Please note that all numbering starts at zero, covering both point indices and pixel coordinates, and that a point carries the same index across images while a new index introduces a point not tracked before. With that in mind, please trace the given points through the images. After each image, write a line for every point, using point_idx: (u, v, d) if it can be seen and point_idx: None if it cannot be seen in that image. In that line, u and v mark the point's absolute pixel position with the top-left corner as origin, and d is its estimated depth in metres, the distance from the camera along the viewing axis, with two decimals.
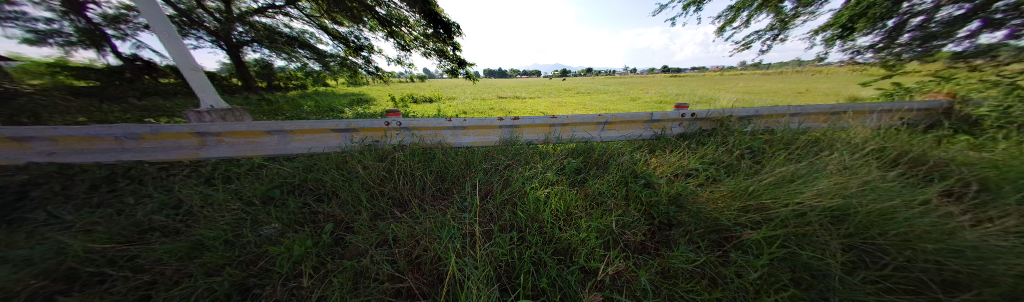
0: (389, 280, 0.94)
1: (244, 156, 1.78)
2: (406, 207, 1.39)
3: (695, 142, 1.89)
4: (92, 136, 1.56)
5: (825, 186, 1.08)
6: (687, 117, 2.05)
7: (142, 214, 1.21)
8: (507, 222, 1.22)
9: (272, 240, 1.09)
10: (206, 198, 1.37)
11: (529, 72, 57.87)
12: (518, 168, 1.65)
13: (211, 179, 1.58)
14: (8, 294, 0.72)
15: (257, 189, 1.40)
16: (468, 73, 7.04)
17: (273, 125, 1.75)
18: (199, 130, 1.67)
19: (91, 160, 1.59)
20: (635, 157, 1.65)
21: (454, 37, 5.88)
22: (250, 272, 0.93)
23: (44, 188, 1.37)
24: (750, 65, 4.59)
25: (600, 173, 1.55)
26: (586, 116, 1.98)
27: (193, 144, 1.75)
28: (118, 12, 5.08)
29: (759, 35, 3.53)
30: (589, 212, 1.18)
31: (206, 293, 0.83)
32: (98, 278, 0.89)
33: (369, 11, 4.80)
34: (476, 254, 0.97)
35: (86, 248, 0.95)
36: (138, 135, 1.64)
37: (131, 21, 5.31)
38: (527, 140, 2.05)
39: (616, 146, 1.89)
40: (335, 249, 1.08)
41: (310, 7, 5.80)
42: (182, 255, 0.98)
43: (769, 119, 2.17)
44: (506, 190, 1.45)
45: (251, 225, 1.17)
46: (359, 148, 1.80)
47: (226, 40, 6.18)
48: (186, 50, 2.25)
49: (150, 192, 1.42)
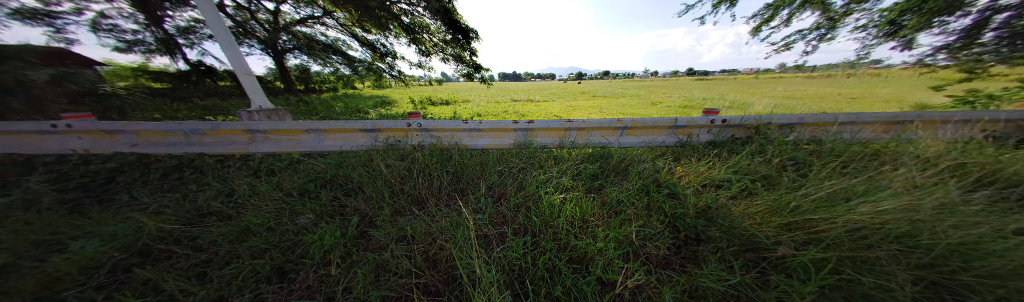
0: (406, 275, 0.97)
1: (284, 152, 1.97)
2: (422, 205, 1.44)
3: (726, 151, 1.75)
4: (167, 130, 1.84)
5: (887, 206, 0.94)
6: (718, 123, 1.89)
7: (202, 200, 1.38)
8: (520, 225, 1.21)
9: (306, 229, 1.19)
10: (252, 188, 1.53)
11: (543, 76, 58.24)
12: (533, 171, 1.64)
13: (257, 171, 1.77)
14: (95, 263, 0.92)
15: (293, 182, 1.54)
16: (484, 77, 7.21)
17: (310, 124, 1.93)
18: (251, 128, 1.89)
19: (165, 151, 1.86)
20: (657, 165, 1.56)
21: (471, 43, 6.08)
22: (287, 258, 1.02)
23: (131, 174, 1.63)
24: (789, 68, 4.17)
25: (618, 180, 1.49)
26: (604, 120, 1.91)
27: (244, 140, 1.97)
28: (189, 24, 5.95)
29: (802, 35, 3.21)
30: (606, 221, 1.13)
31: (252, 274, 0.94)
32: (166, 255, 1.05)
33: (395, 19, 5.16)
34: (490, 257, 0.97)
35: (158, 228, 1.12)
36: (201, 130, 1.89)
37: (198, 32, 6.17)
38: (542, 144, 2.03)
39: (636, 152, 1.81)
40: (357, 241, 1.15)
41: (343, 18, 6.36)
42: (233, 238, 1.11)
43: (814, 128, 1.96)
44: (519, 194, 1.45)
45: (288, 214, 1.28)
46: (383, 147, 1.92)
47: (272, 47, 6.97)
48: (243, 57, 2.58)
49: (207, 181, 1.62)
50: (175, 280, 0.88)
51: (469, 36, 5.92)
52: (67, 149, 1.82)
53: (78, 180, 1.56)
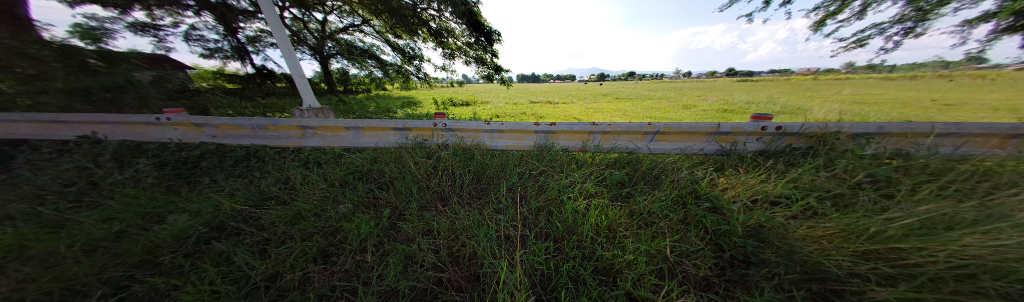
0: (432, 268, 1.01)
1: (328, 147, 2.19)
2: (446, 202, 1.50)
3: (780, 162, 1.54)
4: (240, 125, 2.17)
5: (1018, 240, 0.72)
6: (770, 131, 1.69)
7: (263, 185, 1.60)
8: (542, 229, 1.18)
9: (345, 217, 1.31)
10: (301, 177, 1.73)
11: (562, 78, 57.33)
12: (554, 175, 1.61)
13: (306, 162, 2.00)
14: (185, 235, 1.15)
15: (335, 174, 1.71)
16: (504, 79, 7.31)
17: (351, 122, 2.12)
18: (303, 124, 2.14)
19: (236, 142, 2.19)
20: (694, 175, 1.43)
21: (493, 45, 6.23)
22: (329, 243, 1.13)
23: (212, 161, 1.95)
24: (860, 68, 3.55)
25: (648, 190, 1.40)
26: (633, 124, 1.81)
27: (296, 134, 2.22)
28: (256, 34, 6.97)
29: (879, 29, 2.71)
30: (635, 232, 1.07)
31: (302, 254, 1.06)
32: (235, 231, 1.25)
33: (425, 25, 5.52)
34: (512, 259, 0.97)
35: (233, 208, 1.35)
36: (265, 125, 2.18)
37: (262, 40, 7.21)
38: (564, 147, 1.99)
39: (668, 160, 1.69)
40: (389, 232, 1.23)
41: (379, 25, 6.97)
42: (288, 221, 1.27)
43: (897, 139, 1.64)
44: (540, 197, 1.43)
45: (330, 203, 1.42)
46: (411, 145, 2.04)
47: (319, 53, 7.89)
48: (298, 62, 2.95)
49: (267, 170, 1.87)
50: (244, 255, 1.04)
51: (491, 39, 6.07)
52: (168, 138, 2.23)
53: (174, 164, 1.91)
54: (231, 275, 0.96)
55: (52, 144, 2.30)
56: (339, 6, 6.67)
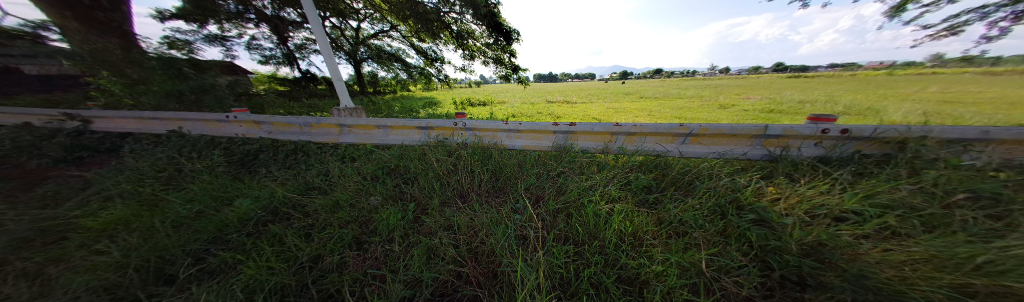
0: (452, 262, 1.04)
1: (361, 143, 2.39)
2: (465, 198, 1.54)
3: (846, 171, 1.31)
4: (290, 123, 2.47)
5: None
6: (832, 134, 1.47)
7: (307, 177, 1.81)
8: (560, 232, 1.15)
9: (376, 208, 1.42)
10: (337, 171, 1.90)
11: (580, 77, 55.74)
12: (574, 177, 1.57)
13: (342, 157, 2.20)
14: (245, 218, 1.35)
15: (367, 168, 1.86)
16: (521, 78, 7.30)
17: (381, 121, 2.30)
18: (341, 122, 2.37)
19: (287, 138, 2.49)
20: (734, 182, 1.29)
21: (511, 45, 6.27)
22: (361, 232, 1.24)
23: (267, 154, 2.24)
24: (958, 60, 2.91)
25: (679, 196, 1.29)
26: (662, 125, 1.69)
27: (335, 132, 2.47)
28: (302, 42, 7.87)
29: (988, 11, 2.19)
30: (663, 241, 1.00)
31: (339, 240, 1.18)
32: (284, 216, 1.42)
33: (447, 28, 5.76)
34: (530, 259, 0.96)
35: (284, 196, 1.54)
36: (310, 123, 2.46)
37: (307, 47, 8.11)
38: (583, 148, 1.93)
39: (702, 165, 1.55)
40: (413, 225, 1.30)
41: (405, 30, 7.45)
42: (327, 210, 1.41)
43: (1009, 147, 1.32)
44: (559, 199, 1.40)
45: (363, 195, 1.55)
46: (433, 143, 2.14)
47: (353, 58, 8.65)
48: (337, 66, 3.27)
49: (311, 163, 2.09)
50: (293, 237, 1.18)
51: (510, 39, 6.11)
52: (235, 133, 2.62)
53: (239, 156, 2.23)
54: (282, 255, 1.10)
55: (154, 137, 2.83)
56: (370, 14, 7.26)
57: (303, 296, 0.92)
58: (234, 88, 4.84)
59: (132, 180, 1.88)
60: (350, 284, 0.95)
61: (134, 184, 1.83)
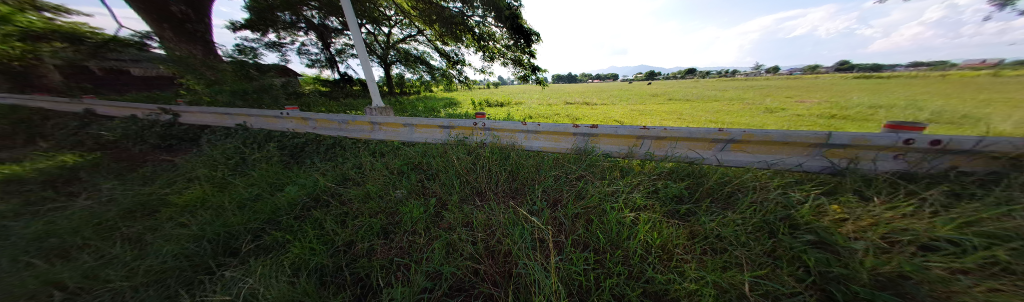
0: (470, 259, 1.06)
1: (389, 140, 2.57)
2: (483, 197, 1.57)
3: (942, 190, 1.07)
4: (331, 120, 2.75)
5: None
6: (917, 145, 1.21)
7: (343, 169, 1.99)
8: (580, 238, 1.11)
9: (401, 201, 1.51)
10: (368, 164, 2.07)
11: (601, 77, 53.50)
12: (595, 181, 1.50)
13: (372, 152, 2.38)
14: (293, 203, 1.53)
15: (394, 163, 1.99)
16: (539, 79, 7.26)
17: (408, 119, 2.46)
18: (373, 120, 2.57)
19: (327, 133, 2.77)
20: (788, 197, 1.12)
21: (531, 46, 6.28)
22: (388, 222, 1.33)
23: (312, 147, 2.53)
24: None
25: (717, 209, 1.17)
26: (696, 130, 1.56)
27: (367, 129, 2.68)
28: (342, 47, 8.76)
29: None
30: (697, 257, 0.91)
31: (368, 229, 1.28)
32: (323, 204, 1.58)
33: (469, 31, 5.98)
34: (547, 264, 0.94)
35: (324, 186, 1.72)
36: (347, 121, 2.71)
37: (346, 52, 9.00)
38: (605, 152, 1.86)
39: (743, 175, 1.40)
40: (434, 219, 1.36)
41: (430, 34, 7.88)
42: (360, 200, 1.55)
43: None
44: (579, 203, 1.34)
45: (389, 188, 1.66)
46: (454, 142, 2.23)
47: (384, 61, 9.37)
48: (371, 69, 3.58)
49: (346, 156, 2.31)
50: (330, 223, 1.31)
51: (530, 40, 6.14)
52: (287, 128, 2.98)
53: (289, 148, 2.54)
54: (322, 238, 1.23)
55: (225, 129, 3.35)
56: (400, 20, 7.81)
57: (338, 277, 1.01)
58: (287, 88, 5.54)
59: (208, 165, 2.24)
60: (378, 269, 1.02)
61: (210, 169, 2.19)
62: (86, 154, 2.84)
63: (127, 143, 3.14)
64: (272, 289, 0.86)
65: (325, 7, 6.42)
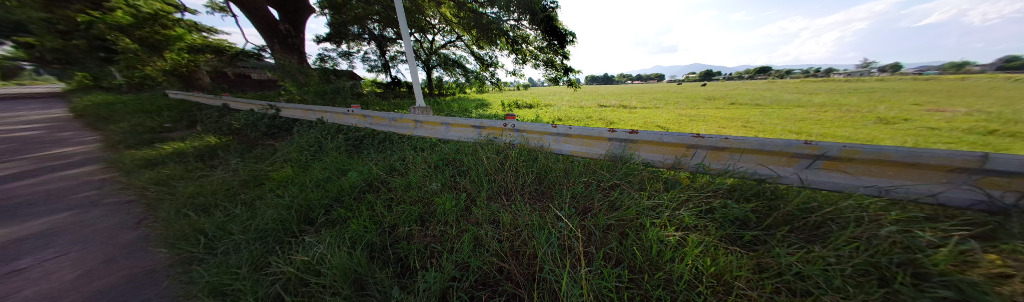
0: (495, 256, 1.09)
1: (428, 137, 2.83)
2: (509, 196, 1.59)
3: None
4: (384, 117, 3.17)
5: None
6: None
7: (391, 160, 2.28)
8: (611, 252, 1.03)
9: (436, 193, 1.65)
10: (410, 157, 2.31)
11: (642, 78, 48.83)
12: (632, 192, 1.38)
13: (414, 147, 2.66)
14: (351, 186, 1.81)
15: (432, 158, 2.18)
16: (571, 81, 7.06)
17: (445, 119, 2.69)
18: (416, 118, 2.89)
19: (380, 128, 3.20)
20: (914, 236, 0.82)
21: (564, 47, 6.20)
22: (424, 211, 1.47)
23: (368, 140, 2.97)
24: None
25: (799, 241, 0.93)
26: (769, 142, 1.30)
27: (411, 126, 3.00)
28: (394, 54, 10.08)
29: None
30: (765, 295, 0.74)
31: (408, 215, 1.43)
32: (370, 190, 1.82)
33: (504, 35, 6.21)
34: (574, 272, 0.90)
35: (376, 174, 1.99)
36: (396, 118, 3.09)
37: (397, 59, 10.33)
38: (646, 160, 1.71)
39: (837, 201, 1.10)
40: (463, 213, 1.44)
41: (468, 39, 8.44)
42: (404, 188, 1.75)
43: None
44: (611, 214, 1.25)
45: (426, 180, 1.82)
46: (484, 141, 2.35)
47: (427, 65, 10.43)
48: (417, 73, 4.01)
49: (394, 149, 2.64)
50: (380, 208, 1.51)
51: (564, 41, 6.09)
52: (350, 122, 3.56)
53: (351, 139, 3.04)
54: (373, 218, 1.43)
55: (308, 122, 4.21)
56: (442, 27, 8.58)
57: (383, 254, 1.16)
58: (351, 90, 6.62)
59: (296, 150, 2.86)
60: (415, 252, 1.13)
61: (297, 153, 2.78)
62: (223, 137, 3.91)
63: (248, 130, 4.21)
64: (336, 256, 1.03)
65: (384, 20, 7.52)
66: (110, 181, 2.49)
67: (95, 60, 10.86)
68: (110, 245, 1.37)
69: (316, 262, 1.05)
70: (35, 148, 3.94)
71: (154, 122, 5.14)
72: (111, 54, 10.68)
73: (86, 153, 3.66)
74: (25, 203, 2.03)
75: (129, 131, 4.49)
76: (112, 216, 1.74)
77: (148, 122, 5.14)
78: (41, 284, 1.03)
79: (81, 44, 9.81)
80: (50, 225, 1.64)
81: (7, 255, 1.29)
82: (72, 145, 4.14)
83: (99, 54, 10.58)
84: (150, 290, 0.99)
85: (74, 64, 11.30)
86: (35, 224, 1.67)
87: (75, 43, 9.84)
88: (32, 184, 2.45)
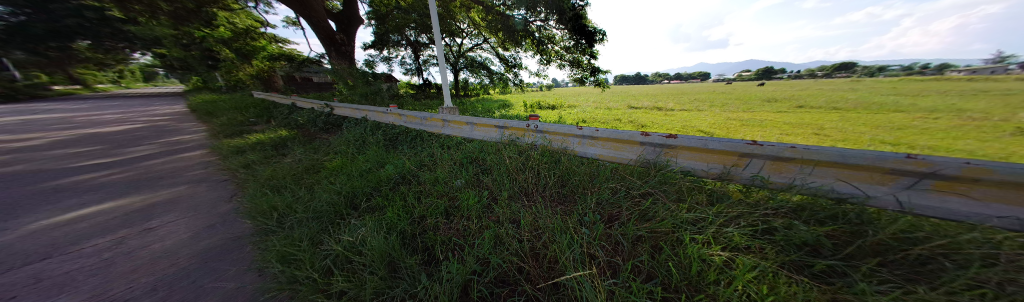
0: (515, 255, 1.09)
1: (454, 136, 3.00)
2: (531, 197, 1.59)
3: None
4: (416, 116, 3.44)
5: None
6: None
7: (421, 156, 2.46)
8: (641, 265, 0.96)
9: (460, 189, 1.74)
10: (438, 154, 2.47)
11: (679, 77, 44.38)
12: (667, 202, 1.25)
13: (441, 144, 2.83)
14: (387, 178, 2.01)
15: (457, 156, 2.30)
16: (597, 81, 6.73)
17: (470, 119, 2.80)
18: (444, 118, 3.07)
19: (412, 126, 3.49)
20: None
21: (592, 46, 5.94)
22: (448, 205, 1.56)
23: (402, 136, 3.27)
24: None
25: (896, 278, 0.73)
26: (854, 153, 1.05)
27: (439, 125, 3.20)
28: (426, 58, 10.88)
29: None
30: None
31: (434, 208, 1.53)
32: (402, 182, 1.98)
33: (530, 36, 6.22)
34: (597, 281, 0.86)
35: (408, 168, 2.17)
36: (427, 118, 3.32)
37: (428, 62, 11.11)
38: (685, 168, 1.56)
39: (956, 232, 0.84)
40: (485, 210, 1.49)
41: (494, 42, 8.70)
42: (432, 182, 1.88)
43: None
44: (642, 225, 1.15)
45: (451, 176, 1.92)
46: (507, 141, 2.39)
47: (455, 67, 11.02)
48: (446, 75, 4.25)
49: (424, 146, 2.85)
50: (412, 199, 1.65)
51: (593, 39, 5.82)
52: (388, 120, 3.95)
53: (389, 136, 3.37)
54: (405, 208, 1.56)
55: (354, 119, 4.81)
56: (471, 31, 8.97)
57: (412, 242, 1.26)
58: (389, 91, 7.35)
59: (344, 144, 3.29)
60: (440, 243, 1.21)
61: (344, 146, 3.19)
62: (290, 131, 4.70)
63: (309, 126, 4.99)
64: (375, 239, 1.15)
65: (419, 27, 8.18)
66: (214, 163, 3.19)
67: (206, 67, 13.90)
68: (211, 213, 1.76)
69: (358, 242, 1.19)
70: (168, 135, 5.21)
71: (243, 117, 6.40)
72: (215, 62, 13.50)
73: (197, 140, 4.71)
74: (160, 177, 2.70)
75: (227, 124, 5.67)
76: (214, 191, 2.24)
77: (239, 117, 6.42)
78: (169, 240, 1.38)
79: (197, 54, 12.62)
80: (174, 195, 2.17)
81: (152, 215, 1.75)
82: (190, 133, 5.37)
83: (208, 63, 13.48)
84: (237, 252, 1.24)
85: (192, 70, 14.57)
86: (164, 193, 2.21)
87: (193, 54, 12.68)
88: (164, 163, 3.25)
